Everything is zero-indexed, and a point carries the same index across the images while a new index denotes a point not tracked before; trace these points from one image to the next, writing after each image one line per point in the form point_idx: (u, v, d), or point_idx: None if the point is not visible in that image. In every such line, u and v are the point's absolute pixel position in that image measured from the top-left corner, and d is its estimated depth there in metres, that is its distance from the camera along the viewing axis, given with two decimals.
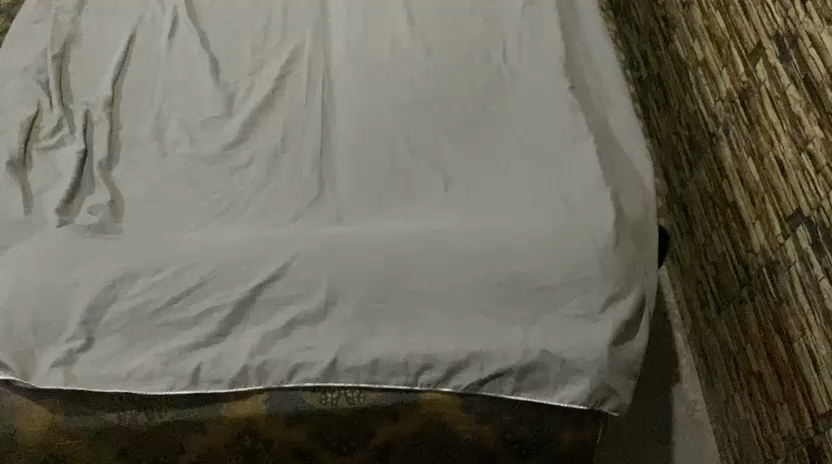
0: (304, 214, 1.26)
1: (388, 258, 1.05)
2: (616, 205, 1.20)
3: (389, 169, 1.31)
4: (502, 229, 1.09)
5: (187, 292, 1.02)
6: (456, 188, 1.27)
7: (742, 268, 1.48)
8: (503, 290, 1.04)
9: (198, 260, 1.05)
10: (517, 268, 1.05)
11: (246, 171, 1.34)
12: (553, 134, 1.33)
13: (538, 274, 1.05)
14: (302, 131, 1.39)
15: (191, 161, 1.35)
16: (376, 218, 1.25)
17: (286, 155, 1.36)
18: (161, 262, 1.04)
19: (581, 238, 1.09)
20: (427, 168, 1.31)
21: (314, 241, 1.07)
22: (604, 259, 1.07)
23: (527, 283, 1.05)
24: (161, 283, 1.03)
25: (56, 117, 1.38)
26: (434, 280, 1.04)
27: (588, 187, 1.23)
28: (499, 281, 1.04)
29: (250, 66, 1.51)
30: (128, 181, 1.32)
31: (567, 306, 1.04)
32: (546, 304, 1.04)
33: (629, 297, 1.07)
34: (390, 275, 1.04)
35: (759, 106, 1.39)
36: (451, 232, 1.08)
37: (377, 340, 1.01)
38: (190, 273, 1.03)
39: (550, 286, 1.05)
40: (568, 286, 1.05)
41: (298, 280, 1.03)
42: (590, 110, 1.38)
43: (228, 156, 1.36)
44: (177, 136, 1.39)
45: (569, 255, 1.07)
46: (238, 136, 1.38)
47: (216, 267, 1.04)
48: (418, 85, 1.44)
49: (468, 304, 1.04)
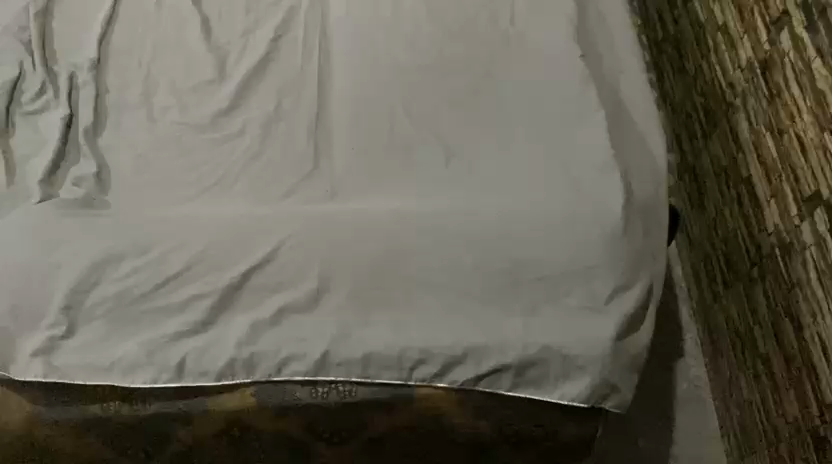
0: (299, 189, 1.21)
1: (383, 241, 1.00)
2: (626, 187, 1.14)
3: (388, 141, 1.25)
4: (504, 212, 1.03)
5: (172, 278, 0.98)
6: (457, 165, 1.21)
7: (753, 247, 1.43)
8: (504, 279, 0.99)
9: (186, 241, 1.00)
10: (518, 255, 1.00)
11: (239, 140, 1.28)
12: (561, 106, 1.26)
13: (540, 262, 1.00)
14: (297, 98, 1.32)
15: (183, 129, 1.29)
16: (373, 193, 1.19)
17: (281, 124, 1.29)
18: (146, 244, 0.99)
19: (588, 225, 1.03)
20: (429, 140, 1.25)
21: (305, 222, 1.01)
22: (609, 249, 1.02)
23: (529, 271, 1.00)
24: (146, 267, 0.98)
25: (39, 80, 1.32)
26: (433, 266, 0.99)
27: (597, 167, 1.17)
28: (499, 269, 1.00)
29: (243, 25, 1.42)
30: (115, 151, 1.26)
31: (571, 297, 1.00)
32: (548, 294, 0.99)
33: (635, 289, 1.02)
34: (386, 260, 0.99)
35: (781, 79, 1.32)
36: (452, 213, 1.02)
37: (370, 330, 0.97)
38: (176, 256, 0.99)
39: (552, 276, 1.00)
40: (570, 275, 1.00)
41: (289, 265, 0.99)
42: (601, 79, 1.30)
43: (219, 124, 1.30)
44: (166, 102, 1.33)
45: (573, 242, 1.02)
46: (230, 103, 1.32)
47: (203, 250, 0.99)
48: (420, 49, 1.37)
49: (466, 294, 0.99)
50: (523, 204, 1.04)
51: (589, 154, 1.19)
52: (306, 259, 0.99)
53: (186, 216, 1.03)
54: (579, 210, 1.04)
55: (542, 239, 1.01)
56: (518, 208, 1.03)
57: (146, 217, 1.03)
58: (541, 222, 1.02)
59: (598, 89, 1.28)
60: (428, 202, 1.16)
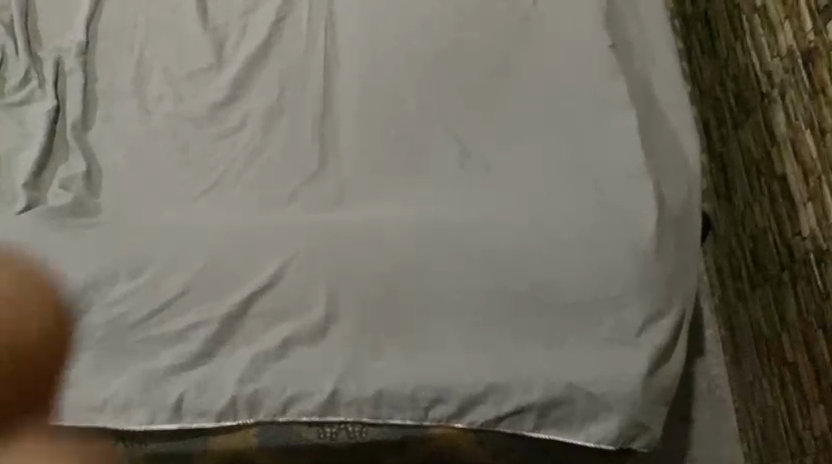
0: (302, 194, 1.12)
1: (393, 263, 0.93)
2: (658, 195, 1.05)
3: (399, 139, 1.15)
4: (526, 233, 0.95)
5: (165, 305, 0.92)
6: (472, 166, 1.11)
7: (785, 250, 1.35)
8: (528, 307, 0.92)
9: (179, 263, 0.94)
10: (541, 281, 0.93)
11: (239, 135, 1.17)
12: (587, 100, 1.15)
13: (566, 289, 0.93)
14: (300, 88, 1.21)
15: (177, 121, 1.19)
16: (376, 197, 1.11)
17: (284, 117, 1.19)
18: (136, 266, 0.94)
19: (618, 247, 0.96)
20: (442, 136, 1.14)
21: (307, 240, 0.94)
22: (642, 275, 0.95)
23: (554, 299, 0.93)
24: (137, 292, 0.92)
25: (22, 68, 1.22)
26: (448, 293, 0.92)
27: (629, 173, 1.06)
28: (520, 294, 0.93)
29: (243, 4, 1.29)
30: (105, 147, 1.17)
31: (599, 327, 0.93)
32: (576, 323, 0.92)
33: (668, 317, 0.95)
34: (398, 285, 0.92)
35: (825, 72, 1.20)
36: (466, 229, 0.95)
37: (381, 363, 0.90)
38: (168, 282, 0.93)
39: (578, 304, 0.93)
40: (599, 303, 0.93)
41: (291, 290, 0.92)
42: (631, 70, 1.18)
43: (217, 118, 1.19)
44: (159, 90, 1.22)
45: (602, 268, 0.94)
46: (229, 93, 1.21)
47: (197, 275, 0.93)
48: (433, 30, 1.24)
49: (486, 322, 0.92)
50: (542, 221, 0.97)
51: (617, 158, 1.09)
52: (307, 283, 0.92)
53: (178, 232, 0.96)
54: (607, 230, 0.97)
55: (568, 264, 0.94)
56: (538, 227, 0.96)
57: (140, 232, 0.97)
58: (567, 245, 0.95)
59: (628, 80, 1.17)
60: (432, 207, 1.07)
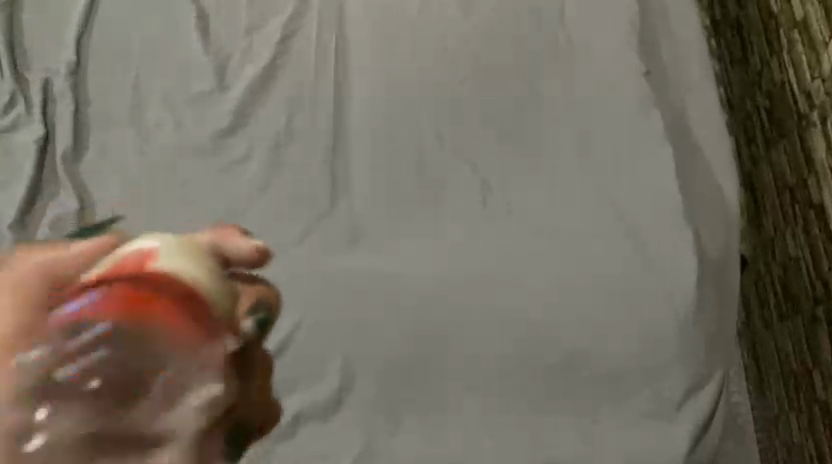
0: (314, 231, 1.03)
1: (415, 325, 0.94)
2: (698, 245, 0.96)
3: (417, 170, 1.05)
4: (552, 296, 0.93)
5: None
6: (496, 203, 1.01)
7: (820, 284, 1.27)
8: (554, 377, 0.90)
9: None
10: (572, 350, 0.91)
11: (244, 167, 1.09)
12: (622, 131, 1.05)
13: (600, 361, 0.90)
14: (310, 113, 1.11)
15: (177, 152, 1.10)
16: (399, 235, 1.01)
17: (291, 146, 1.10)
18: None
19: (653, 311, 0.91)
20: (462, 167, 1.04)
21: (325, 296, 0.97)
22: (682, 341, 0.90)
23: (587, 371, 0.90)
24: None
25: (8, 90, 1.13)
26: (476, 362, 0.92)
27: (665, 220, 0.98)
28: (544, 365, 0.91)
29: (247, 18, 1.19)
30: (99, 180, 1.09)
31: (635, 399, 0.89)
32: (613, 396, 0.90)
33: (710, 384, 0.90)
34: (426, 350, 0.92)
35: None
36: (485, 285, 0.95)
37: (401, 441, 0.90)
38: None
39: (616, 377, 0.90)
40: (637, 376, 0.90)
41: (312, 353, 0.94)
42: (665, 100, 1.09)
43: (220, 147, 1.10)
44: (158, 117, 1.13)
45: (641, 339, 0.91)
46: (233, 120, 1.12)
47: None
48: (456, 49, 1.13)
49: (508, 396, 0.91)
50: (569, 285, 0.94)
51: (655, 200, 0.99)
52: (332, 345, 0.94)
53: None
54: (645, 295, 0.93)
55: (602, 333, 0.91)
56: (566, 291, 0.94)
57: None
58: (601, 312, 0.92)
59: (668, 115, 1.08)
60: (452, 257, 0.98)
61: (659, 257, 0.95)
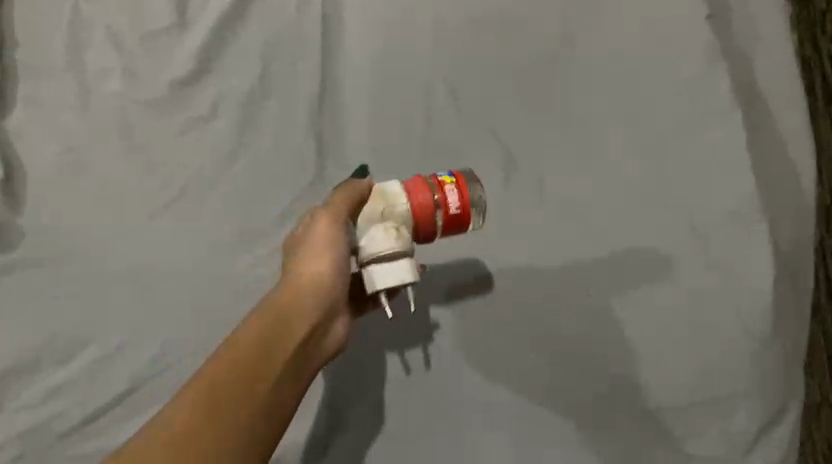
0: (302, 210, 0.86)
1: (424, 344, 0.78)
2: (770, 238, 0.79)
3: (429, 142, 0.88)
4: (594, 307, 0.78)
5: (121, 399, 0.77)
6: (520, 184, 0.85)
7: None
8: (589, 409, 0.75)
9: (140, 339, 0.79)
10: (619, 376, 0.76)
11: (210, 127, 0.89)
12: (675, 93, 0.85)
13: (653, 388, 0.75)
14: (294, 63, 0.91)
15: (127, 108, 0.90)
16: None
17: (270, 104, 0.90)
18: (81, 343, 0.79)
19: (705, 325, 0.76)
20: (483, 138, 0.87)
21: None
22: (742, 366, 0.75)
23: (635, 405, 0.75)
24: (72, 382, 0.77)
25: None
26: (495, 385, 0.76)
27: (725, 209, 0.80)
28: (573, 391, 0.75)
29: None
30: (31, 139, 0.88)
31: (692, 441, 0.74)
32: (662, 434, 0.74)
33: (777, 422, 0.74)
34: (433, 370, 0.77)
35: None
36: (506, 290, 0.80)
37: None
38: (115, 371, 0.78)
39: (673, 410, 0.75)
40: (700, 409, 0.74)
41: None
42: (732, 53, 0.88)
43: (182, 100, 0.90)
44: (102, 62, 0.92)
45: (703, 357, 0.76)
46: (195, 67, 0.91)
47: (157, 355, 0.78)
48: None
49: (540, 431, 0.74)
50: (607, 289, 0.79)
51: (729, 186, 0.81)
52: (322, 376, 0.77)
53: (134, 295, 0.81)
54: (713, 305, 0.77)
55: (656, 352, 0.76)
56: (601, 294, 0.79)
57: (81, 303, 0.80)
58: (653, 325, 0.77)
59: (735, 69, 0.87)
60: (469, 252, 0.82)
61: (726, 257, 0.79)
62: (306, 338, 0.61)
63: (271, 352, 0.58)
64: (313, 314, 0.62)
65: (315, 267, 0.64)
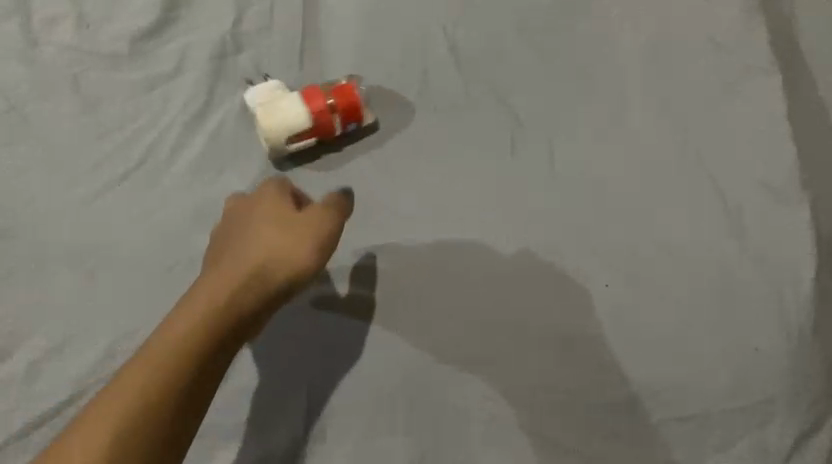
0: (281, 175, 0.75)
1: (421, 328, 0.69)
2: (811, 208, 0.71)
3: (426, 106, 0.78)
4: (609, 298, 0.69)
5: (63, 407, 0.66)
6: (531, 148, 0.76)
7: None
8: (614, 405, 0.66)
9: (85, 333, 0.68)
10: (637, 380, 0.66)
11: (176, 81, 0.78)
12: (697, 54, 0.78)
13: (678, 395, 0.66)
14: (273, 9, 0.81)
15: (82, 62, 0.79)
16: (407, 183, 0.75)
17: (245, 55, 0.80)
18: (17, 339, 0.68)
19: (740, 309, 0.68)
20: (485, 99, 0.78)
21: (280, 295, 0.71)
22: (787, 351, 0.66)
23: (660, 413, 0.66)
24: (9, 386, 0.66)
25: None
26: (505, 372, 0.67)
27: (757, 178, 0.73)
28: (593, 383, 0.67)
29: None
30: None
31: (733, 438, 0.65)
32: (697, 431, 0.65)
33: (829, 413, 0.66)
34: (433, 352, 0.68)
35: None
36: (514, 264, 0.71)
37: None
38: (57, 373, 0.67)
39: (707, 415, 0.65)
40: (738, 405, 0.65)
41: (281, 390, 0.68)
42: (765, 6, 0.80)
43: (144, 51, 0.79)
44: (52, 7, 0.80)
45: (732, 357, 0.66)
46: (159, 14, 0.80)
47: (107, 354, 0.67)
48: None
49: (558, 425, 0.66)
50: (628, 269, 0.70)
51: (759, 163, 0.73)
52: (285, 368, 0.68)
53: (79, 281, 0.70)
54: (743, 295, 0.68)
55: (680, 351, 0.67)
56: (621, 276, 0.70)
57: (20, 290, 0.69)
58: (677, 317, 0.68)
59: (770, 32, 0.79)
60: (475, 222, 0.73)
61: (760, 231, 0.70)
62: (232, 351, 0.58)
63: (187, 356, 0.55)
64: (248, 325, 0.59)
65: (274, 278, 0.59)
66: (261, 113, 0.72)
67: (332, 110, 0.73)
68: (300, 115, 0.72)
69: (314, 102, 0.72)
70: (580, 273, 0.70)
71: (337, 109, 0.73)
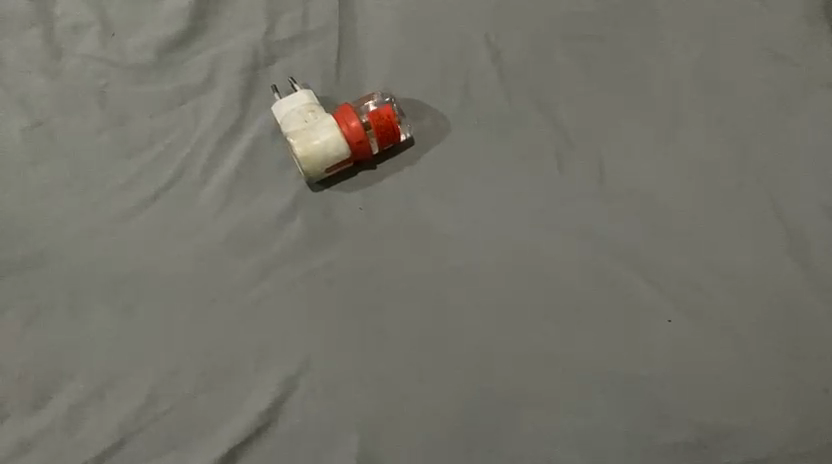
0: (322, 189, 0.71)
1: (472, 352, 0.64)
2: None
3: (466, 117, 0.74)
4: (676, 333, 0.64)
5: (109, 448, 0.61)
6: (582, 161, 0.72)
7: None
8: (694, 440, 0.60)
9: (125, 365, 0.64)
10: (712, 417, 0.61)
11: (206, 92, 0.75)
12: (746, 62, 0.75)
13: (753, 435, 0.60)
14: (304, 18, 0.79)
15: (108, 75, 0.76)
16: (451, 197, 0.71)
17: (277, 64, 0.77)
18: (52, 379, 0.64)
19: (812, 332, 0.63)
20: (529, 109, 0.74)
21: (322, 325, 0.65)
22: None
23: (727, 457, 0.60)
24: (50, 427, 0.62)
25: None
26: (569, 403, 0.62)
27: (818, 191, 0.69)
28: (667, 415, 0.61)
29: None
30: None
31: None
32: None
33: None
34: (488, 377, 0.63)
35: None
36: (567, 283, 0.67)
37: None
38: (99, 413, 0.63)
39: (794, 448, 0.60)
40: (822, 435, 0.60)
41: (323, 427, 0.62)
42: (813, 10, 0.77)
43: (171, 62, 0.77)
44: (76, 17, 0.78)
45: (803, 394, 0.61)
46: (187, 24, 0.78)
47: (150, 391, 0.63)
48: None
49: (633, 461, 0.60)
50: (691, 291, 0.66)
51: (819, 180, 0.69)
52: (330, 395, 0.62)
53: (115, 313, 0.66)
54: (811, 325, 0.64)
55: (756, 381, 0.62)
56: (684, 299, 0.65)
57: (54, 325, 0.66)
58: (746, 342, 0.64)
59: (819, 38, 0.76)
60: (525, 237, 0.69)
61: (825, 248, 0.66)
62: None
63: None
64: None
65: None
66: (294, 138, 0.69)
67: (366, 129, 0.70)
68: (335, 134, 0.69)
69: (347, 122, 0.70)
70: (639, 294, 0.66)
71: (371, 128, 0.70)
